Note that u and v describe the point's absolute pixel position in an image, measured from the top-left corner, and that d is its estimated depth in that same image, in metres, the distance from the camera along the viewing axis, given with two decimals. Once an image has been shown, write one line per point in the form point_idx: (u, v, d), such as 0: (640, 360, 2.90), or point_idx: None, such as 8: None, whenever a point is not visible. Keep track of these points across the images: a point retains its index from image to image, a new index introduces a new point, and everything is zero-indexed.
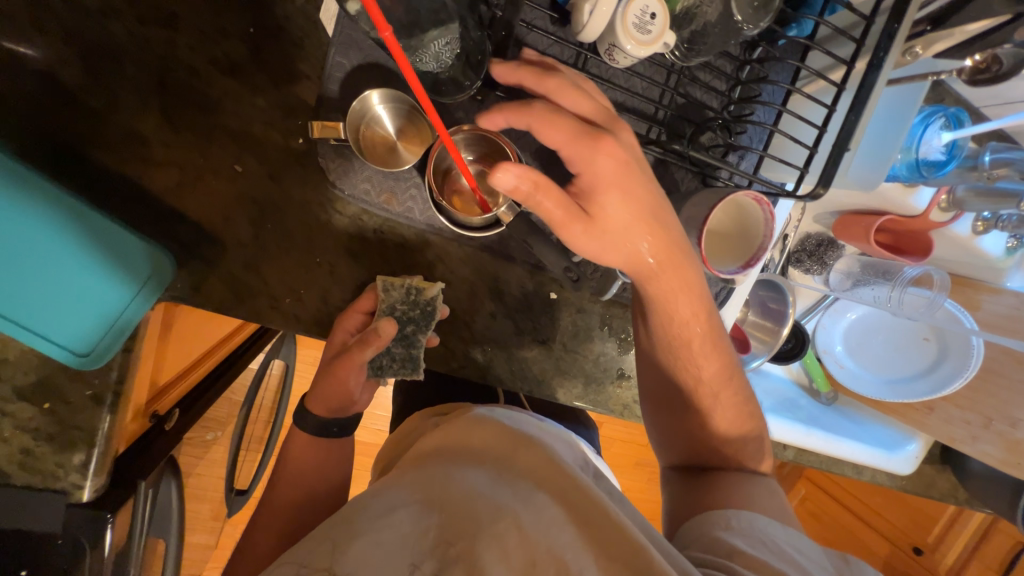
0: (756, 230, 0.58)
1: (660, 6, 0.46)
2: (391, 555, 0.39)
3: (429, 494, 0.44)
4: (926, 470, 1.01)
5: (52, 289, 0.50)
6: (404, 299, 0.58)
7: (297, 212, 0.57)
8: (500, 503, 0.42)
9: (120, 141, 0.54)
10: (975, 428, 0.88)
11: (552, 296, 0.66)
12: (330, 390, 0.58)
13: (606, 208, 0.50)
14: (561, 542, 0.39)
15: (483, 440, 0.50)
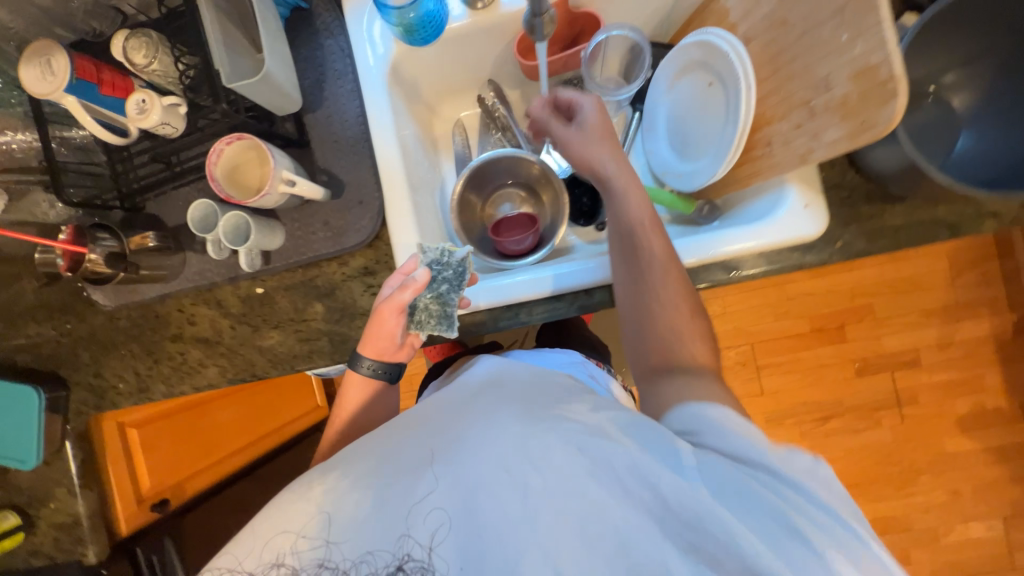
0: (238, 157, 0.71)
1: (145, 95, 0.72)
2: (398, 491, 0.48)
3: (358, 466, 0.52)
4: (861, 211, 0.69)
5: (2, 433, 0.84)
6: (435, 261, 0.71)
7: (95, 329, 0.86)
8: (484, 437, 0.49)
9: (5, 347, 0.89)
10: (808, 122, 0.62)
11: (259, 291, 0.81)
12: (374, 331, 0.69)
13: (609, 169, 0.73)
14: (493, 443, 0.49)
15: (427, 408, 0.59)
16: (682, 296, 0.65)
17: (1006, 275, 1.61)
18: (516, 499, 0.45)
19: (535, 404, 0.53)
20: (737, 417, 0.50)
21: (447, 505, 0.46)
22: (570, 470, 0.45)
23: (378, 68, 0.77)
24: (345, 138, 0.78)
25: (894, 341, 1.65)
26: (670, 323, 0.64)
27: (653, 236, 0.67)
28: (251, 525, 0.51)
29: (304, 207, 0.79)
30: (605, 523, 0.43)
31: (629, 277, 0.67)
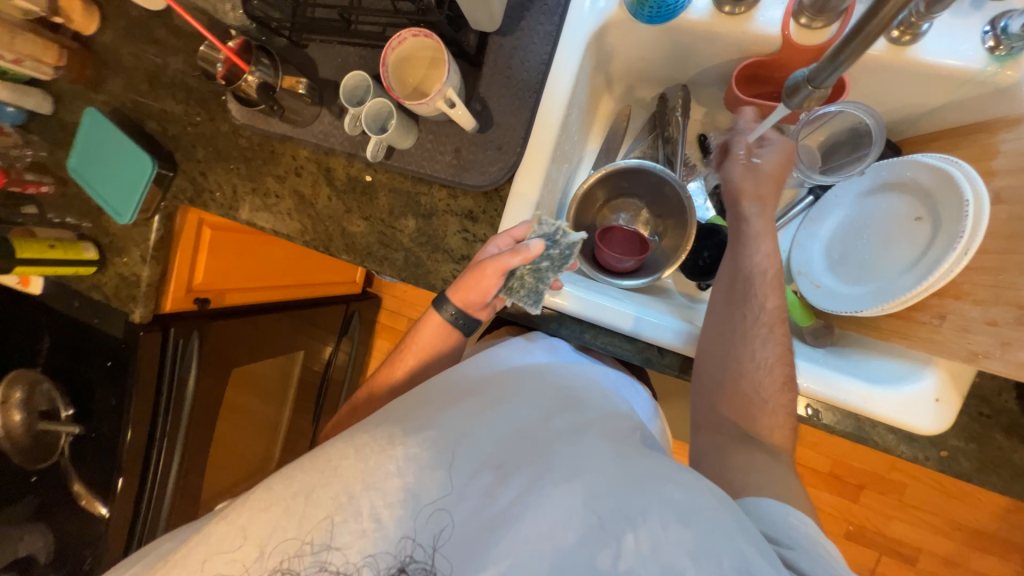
0: (409, 52, 0.68)
1: None
2: (487, 482, 0.51)
3: (454, 435, 0.54)
4: (989, 437, 0.61)
5: (114, 181, 0.92)
6: (548, 236, 0.68)
7: (218, 134, 0.90)
8: (581, 468, 0.52)
9: (141, 108, 0.95)
10: (1006, 326, 0.53)
11: (368, 179, 0.82)
12: (465, 284, 0.69)
13: (755, 219, 0.68)
14: (578, 449, 0.55)
15: (520, 398, 0.62)
16: (780, 360, 0.62)
17: None
18: (606, 552, 0.46)
19: (627, 454, 0.55)
20: (818, 528, 0.49)
21: (536, 516, 0.48)
22: (668, 539, 0.45)
23: (586, 22, 0.70)
24: (518, 78, 0.73)
25: (902, 530, 1.56)
26: (758, 386, 0.61)
27: (771, 292, 0.64)
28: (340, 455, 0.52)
29: (445, 125, 0.76)
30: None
31: (729, 327, 0.64)
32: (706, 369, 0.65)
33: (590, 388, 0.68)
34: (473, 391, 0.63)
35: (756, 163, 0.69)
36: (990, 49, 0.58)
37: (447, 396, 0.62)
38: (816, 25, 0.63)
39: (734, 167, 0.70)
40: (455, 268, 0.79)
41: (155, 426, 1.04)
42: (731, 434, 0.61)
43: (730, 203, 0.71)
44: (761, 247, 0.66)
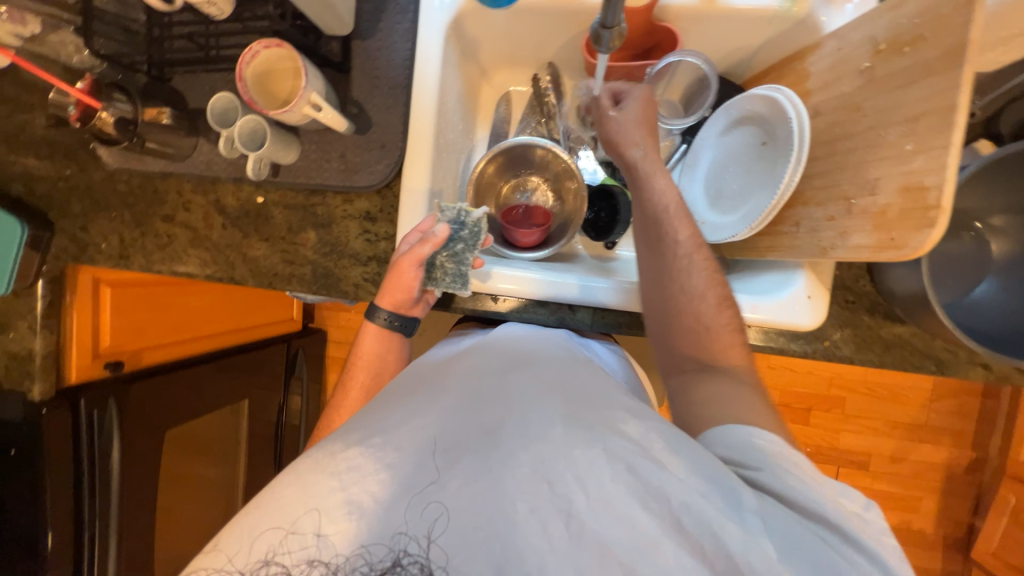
0: (265, 68, 0.69)
1: None
2: (432, 467, 0.42)
3: (383, 424, 0.46)
4: (857, 318, 0.68)
5: None
6: (454, 220, 0.71)
7: (92, 184, 0.86)
8: (533, 435, 0.44)
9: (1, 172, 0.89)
10: (842, 216, 0.60)
11: (259, 200, 0.81)
12: (390, 281, 0.69)
13: (651, 165, 0.72)
14: (531, 421, 0.45)
15: (463, 375, 0.54)
16: (710, 284, 0.65)
17: (982, 414, 1.55)
18: (557, 521, 0.40)
19: (580, 407, 0.47)
20: (780, 443, 0.50)
21: (484, 496, 0.41)
22: (613, 490, 0.41)
23: (439, 15, 0.73)
24: (388, 78, 0.75)
25: (853, 440, 1.60)
26: (700, 315, 0.63)
27: (681, 222, 0.68)
28: (282, 484, 0.43)
29: (326, 133, 0.77)
30: (657, 565, 0.39)
31: (658, 268, 0.67)
32: (653, 315, 0.67)
33: (545, 347, 0.62)
34: (413, 377, 0.56)
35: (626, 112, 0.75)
36: None
37: (390, 394, 0.53)
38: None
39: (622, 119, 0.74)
40: (364, 270, 0.79)
41: (81, 506, 0.95)
42: (687, 368, 0.62)
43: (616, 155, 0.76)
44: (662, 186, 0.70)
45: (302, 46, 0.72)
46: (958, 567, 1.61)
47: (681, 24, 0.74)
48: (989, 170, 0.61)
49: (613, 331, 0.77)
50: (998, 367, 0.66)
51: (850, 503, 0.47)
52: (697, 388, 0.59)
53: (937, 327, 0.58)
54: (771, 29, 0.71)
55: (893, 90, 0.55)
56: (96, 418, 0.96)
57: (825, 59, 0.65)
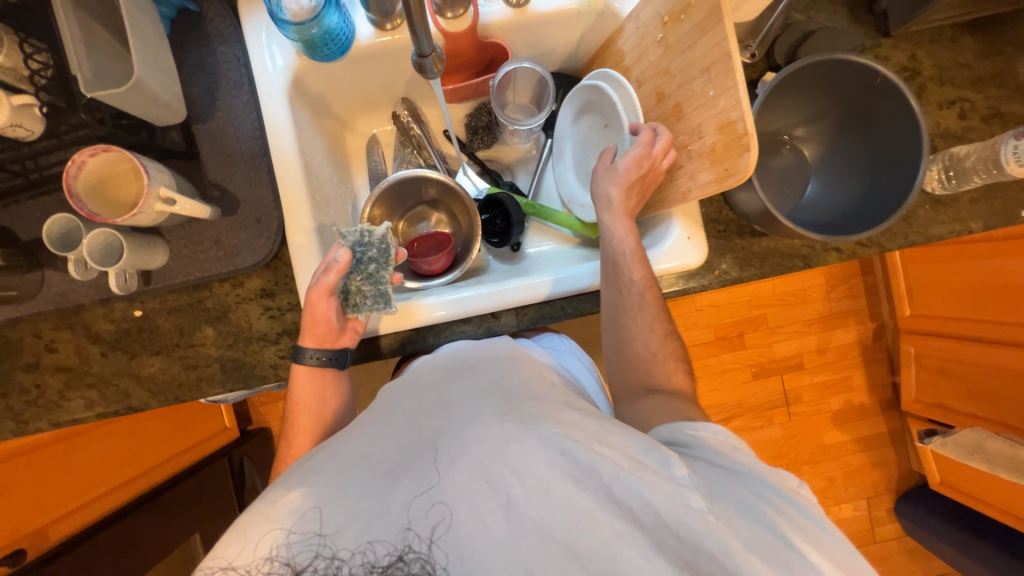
0: (95, 177, 0.64)
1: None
2: (379, 489, 0.47)
3: (341, 462, 0.51)
4: (732, 244, 0.78)
5: None
6: (357, 243, 0.70)
7: None
8: (472, 441, 0.48)
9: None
10: (687, 163, 0.69)
11: (138, 313, 0.74)
12: (307, 320, 0.67)
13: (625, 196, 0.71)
14: (471, 436, 0.48)
15: (409, 399, 0.60)
16: (657, 319, 0.70)
17: (868, 289, 1.80)
18: (497, 513, 0.44)
19: (516, 406, 0.52)
20: (727, 434, 0.52)
21: (429, 507, 0.45)
22: (550, 476, 0.45)
23: (276, 80, 0.74)
24: (241, 152, 0.73)
25: (784, 347, 1.78)
26: (640, 342, 0.69)
27: (636, 265, 0.70)
28: (222, 544, 0.46)
29: (191, 224, 0.73)
30: (593, 535, 0.43)
31: (613, 302, 0.71)
32: (610, 346, 0.72)
33: (486, 352, 0.66)
34: (370, 416, 0.60)
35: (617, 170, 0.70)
36: None
37: (341, 435, 0.58)
38: (457, 14, 0.73)
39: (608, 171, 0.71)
40: (278, 348, 0.75)
41: None
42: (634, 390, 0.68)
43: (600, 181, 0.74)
44: (618, 232, 0.72)
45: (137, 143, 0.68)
46: (898, 422, 1.84)
47: (505, 36, 0.81)
48: (781, 94, 0.73)
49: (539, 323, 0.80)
50: (846, 247, 0.78)
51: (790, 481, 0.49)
52: None
53: (787, 230, 0.68)
54: (581, 23, 0.80)
55: (685, 51, 0.64)
56: None
57: (631, 38, 0.74)
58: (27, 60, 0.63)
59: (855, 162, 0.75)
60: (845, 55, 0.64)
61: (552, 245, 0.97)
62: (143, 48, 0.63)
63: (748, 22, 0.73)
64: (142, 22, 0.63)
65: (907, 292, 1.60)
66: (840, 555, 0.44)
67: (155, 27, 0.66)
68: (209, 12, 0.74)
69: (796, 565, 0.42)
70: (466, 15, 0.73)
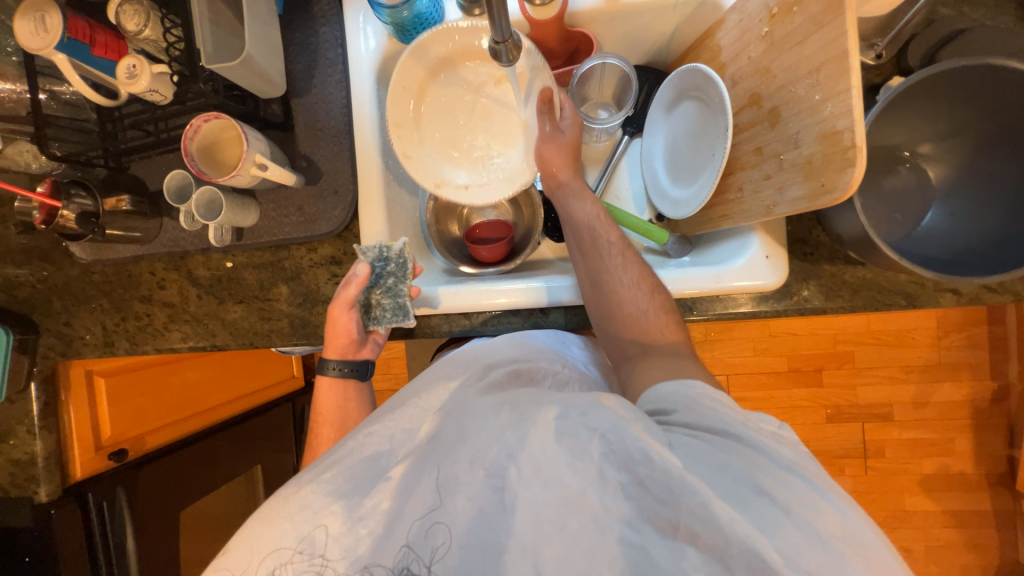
0: (205, 141, 0.72)
1: (136, 60, 0.69)
2: (384, 489, 0.49)
3: (348, 455, 0.52)
4: (818, 268, 0.69)
5: None
6: (377, 258, 0.74)
7: (71, 280, 0.89)
8: (465, 432, 0.50)
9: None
10: (776, 174, 0.62)
11: (229, 265, 0.83)
12: (330, 330, 0.74)
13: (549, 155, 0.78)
14: (466, 424, 0.50)
15: (416, 383, 0.60)
16: (642, 276, 0.67)
17: (993, 343, 1.52)
18: (492, 497, 0.46)
19: (510, 397, 0.53)
20: (706, 388, 0.51)
21: (430, 498, 0.47)
22: (545, 458, 0.45)
23: (368, 61, 0.77)
24: (328, 127, 0.79)
25: (870, 392, 1.57)
26: (631, 304, 0.65)
27: (609, 229, 0.72)
28: (245, 537, 0.49)
29: (280, 190, 0.80)
30: (583, 511, 0.43)
31: (593, 270, 0.69)
32: (594, 307, 0.69)
33: (500, 345, 0.66)
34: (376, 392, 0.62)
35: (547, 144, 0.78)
36: None
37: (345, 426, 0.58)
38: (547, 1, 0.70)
39: (547, 143, 0.77)
40: None
41: None
42: (630, 352, 0.64)
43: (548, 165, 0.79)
44: (580, 207, 0.75)
45: (243, 112, 0.76)
46: (1010, 504, 1.55)
47: (592, 25, 0.77)
48: (908, 104, 0.63)
49: (588, 325, 0.77)
50: (968, 290, 0.66)
51: (766, 425, 0.49)
52: (661, 357, 0.59)
53: (891, 262, 0.59)
54: (675, 15, 0.75)
55: (792, 48, 0.57)
56: (104, 511, 0.97)
57: (731, 32, 0.68)
58: (166, 33, 0.72)
59: (997, 190, 0.62)
60: (1003, 60, 0.53)
61: None
62: (257, 27, 0.69)
63: (879, 18, 0.63)
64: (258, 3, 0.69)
65: None
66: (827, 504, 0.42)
67: (270, 7, 0.72)
68: None
69: (779, 513, 0.41)
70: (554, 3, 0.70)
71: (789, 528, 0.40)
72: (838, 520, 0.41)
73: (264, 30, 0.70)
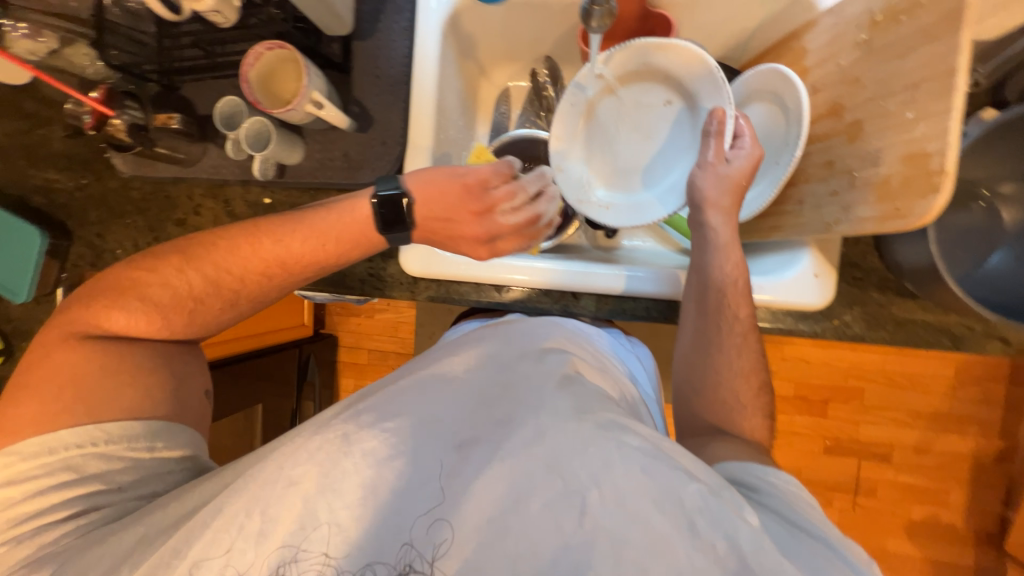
0: (262, 69, 0.70)
1: None
2: (450, 464, 0.48)
3: (417, 416, 0.51)
4: (866, 295, 0.67)
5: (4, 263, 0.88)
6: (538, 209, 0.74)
7: (109, 192, 0.88)
8: (549, 433, 0.48)
9: (19, 184, 0.90)
10: (846, 191, 0.59)
11: (267, 201, 0.83)
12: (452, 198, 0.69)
13: (705, 188, 0.67)
14: (548, 426, 0.49)
15: (486, 367, 0.60)
16: (752, 368, 0.64)
17: (1009, 401, 1.49)
18: (571, 514, 0.44)
19: (592, 407, 0.52)
20: (796, 484, 0.52)
21: (503, 494, 0.46)
22: (633, 491, 0.44)
23: (437, 12, 0.75)
24: (387, 75, 0.77)
25: (874, 431, 1.55)
26: (731, 387, 0.63)
27: (741, 301, 0.64)
28: (291, 460, 0.48)
29: (329, 132, 0.79)
30: (668, 561, 0.41)
31: (703, 335, 0.65)
32: (682, 367, 0.68)
33: (550, 331, 0.67)
34: (445, 366, 0.59)
35: (728, 170, 0.67)
36: None
37: (406, 382, 0.56)
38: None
39: (704, 175, 0.67)
40: (369, 265, 0.80)
41: None
42: (704, 429, 0.63)
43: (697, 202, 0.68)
44: (715, 260, 0.65)
45: (304, 46, 0.74)
46: (993, 562, 1.54)
47: (673, 8, 0.74)
48: (998, 137, 0.60)
49: (617, 316, 0.76)
50: (1016, 340, 0.64)
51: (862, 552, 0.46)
52: None
53: (950, 297, 0.57)
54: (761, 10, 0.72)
55: (890, 59, 0.54)
56: None
57: (821, 36, 0.65)
58: None
59: None
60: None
61: (651, 243, 0.91)
62: None
63: (983, 42, 0.59)
64: None
65: None
66: None
67: None
68: None
69: None
70: None
71: None
72: None
73: None
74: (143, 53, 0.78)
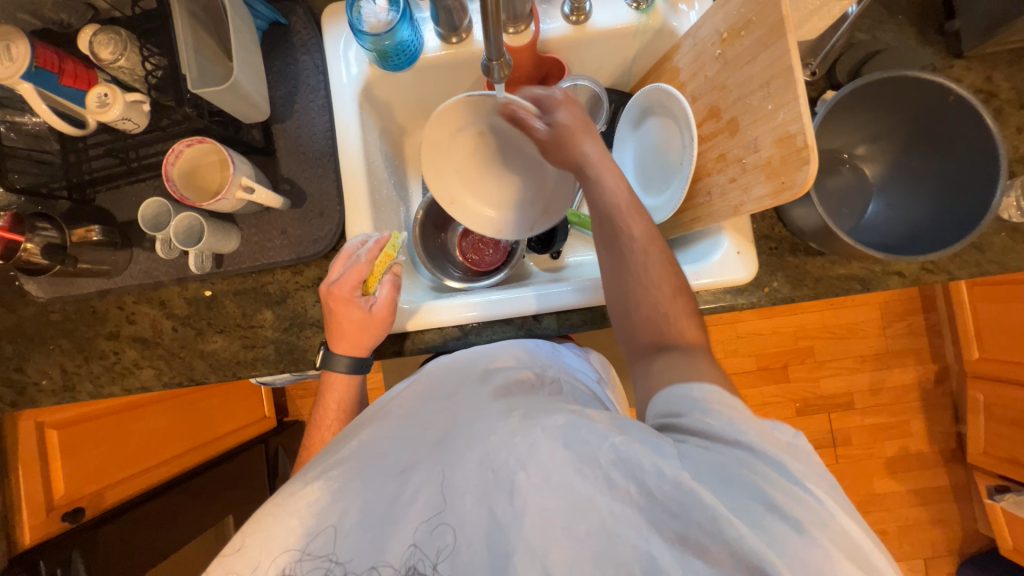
0: (182, 166, 0.71)
1: (109, 88, 0.68)
2: (392, 489, 0.50)
3: (359, 461, 0.53)
4: (784, 259, 0.76)
5: None
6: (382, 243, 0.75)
7: (26, 321, 0.82)
8: (477, 437, 0.50)
9: None
10: (740, 177, 0.68)
11: (208, 293, 0.80)
12: (340, 317, 0.69)
13: (548, 140, 0.71)
14: (475, 430, 0.51)
15: (421, 400, 0.60)
16: (665, 273, 0.62)
17: (930, 329, 1.67)
18: (501, 498, 0.46)
19: (520, 405, 0.53)
20: (721, 393, 0.50)
21: (437, 500, 0.48)
22: (555, 465, 0.46)
23: (350, 86, 0.80)
24: (313, 150, 0.80)
25: (832, 383, 1.68)
26: (654, 303, 0.61)
27: (632, 216, 0.64)
28: (242, 535, 0.49)
29: (263, 213, 0.79)
30: (593, 519, 0.44)
31: (614, 265, 0.64)
32: (614, 304, 0.65)
33: (500, 348, 0.66)
34: (384, 410, 0.60)
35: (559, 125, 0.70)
36: (636, 8, 0.79)
37: (353, 428, 0.58)
38: (519, 29, 0.76)
39: (549, 140, 0.71)
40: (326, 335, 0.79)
41: None
42: (647, 349, 0.61)
43: (561, 146, 0.70)
44: (602, 192, 0.66)
45: (224, 137, 0.75)
46: (964, 478, 1.67)
47: (560, 51, 0.84)
48: (843, 112, 0.72)
49: (580, 329, 0.79)
50: (909, 271, 0.74)
51: (782, 437, 0.48)
52: (653, 340, 0.60)
53: (846, 247, 0.66)
54: (633, 43, 0.83)
55: (743, 66, 0.65)
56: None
57: (687, 55, 0.76)
58: (144, 62, 0.71)
59: (926, 184, 0.72)
60: (915, 73, 0.62)
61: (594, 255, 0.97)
62: (240, 53, 0.71)
63: (809, 41, 0.73)
64: (238, 31, 0.70)
65: (974, 333, 1.51)
66: (832, 523, 0.42)
67: (252, 37, 0.73)
68: (296, 25, 0.81)
69: (807, 543, 0.40)
70: (527, 31, 0.76)
71: (797, 541, 0.40)
72: (846, 545, 0.41)
73: (243, 56, 0.71)
74: (50, 172, 0.76)
